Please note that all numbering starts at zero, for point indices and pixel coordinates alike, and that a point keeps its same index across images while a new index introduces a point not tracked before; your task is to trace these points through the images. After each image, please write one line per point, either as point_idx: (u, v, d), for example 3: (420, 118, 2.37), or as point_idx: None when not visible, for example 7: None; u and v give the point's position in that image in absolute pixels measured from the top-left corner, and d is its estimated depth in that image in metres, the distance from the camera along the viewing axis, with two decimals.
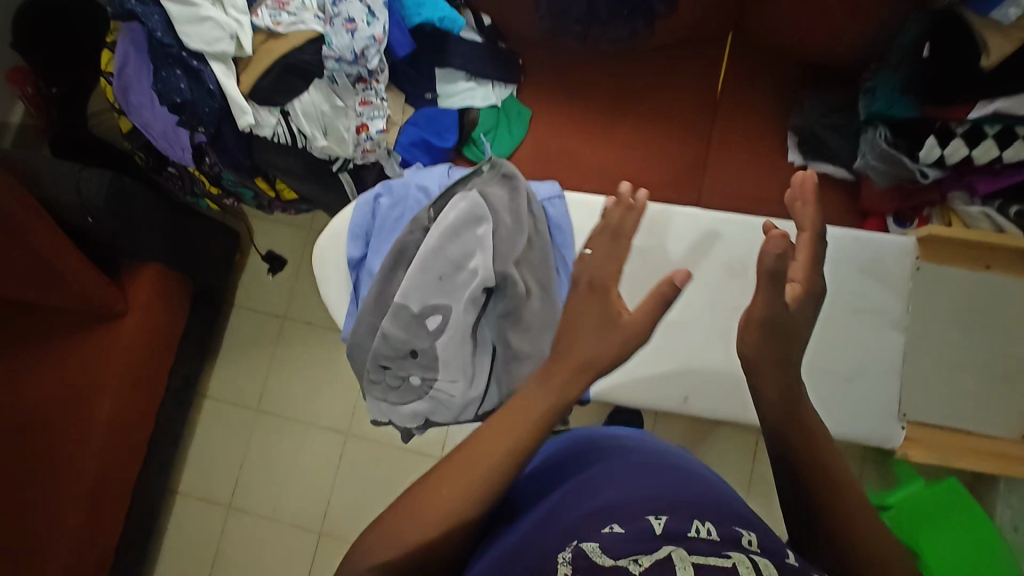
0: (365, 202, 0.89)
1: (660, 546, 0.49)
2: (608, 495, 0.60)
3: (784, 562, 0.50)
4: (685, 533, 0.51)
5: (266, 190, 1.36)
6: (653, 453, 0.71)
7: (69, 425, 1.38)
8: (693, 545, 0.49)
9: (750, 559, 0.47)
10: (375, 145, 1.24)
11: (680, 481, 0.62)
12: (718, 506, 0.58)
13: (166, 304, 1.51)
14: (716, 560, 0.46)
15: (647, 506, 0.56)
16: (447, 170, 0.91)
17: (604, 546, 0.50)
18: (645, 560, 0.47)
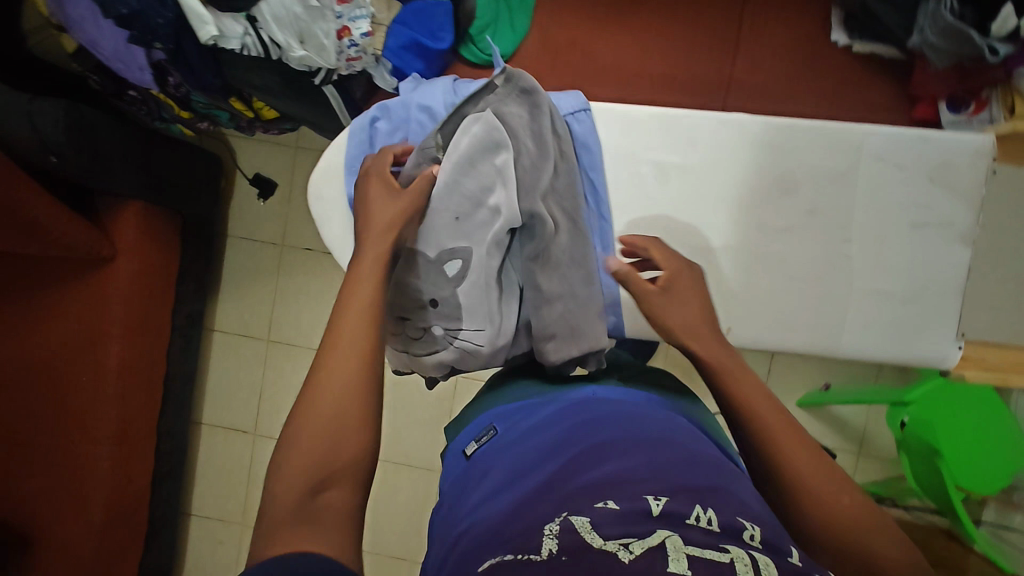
0: (362, 128, 0.77)
1: (655, 530, 0.52)
2: (604, 465, 0.63)
3: (781, 554, 0.53)
4: (685, 520, 0.54)
5: (243, 111, 1.22)
6: (651, 419, 0.73)
7: (80, 373, 1.34)
8: (689, 534, 0.52)
9: (747, 554, 0.50)
10: (360, 52, 1.08)
11: (678, 452, 0.65)
12: (717, 484, 0.60)
13: (156, 243, 1.42)
14: (710, 553, 0.49)
15: (645, 485, 0.59)
16: (452, 85, 0.77)
17: (596, 523, 0.53)
18: (636, 546, 0.50)
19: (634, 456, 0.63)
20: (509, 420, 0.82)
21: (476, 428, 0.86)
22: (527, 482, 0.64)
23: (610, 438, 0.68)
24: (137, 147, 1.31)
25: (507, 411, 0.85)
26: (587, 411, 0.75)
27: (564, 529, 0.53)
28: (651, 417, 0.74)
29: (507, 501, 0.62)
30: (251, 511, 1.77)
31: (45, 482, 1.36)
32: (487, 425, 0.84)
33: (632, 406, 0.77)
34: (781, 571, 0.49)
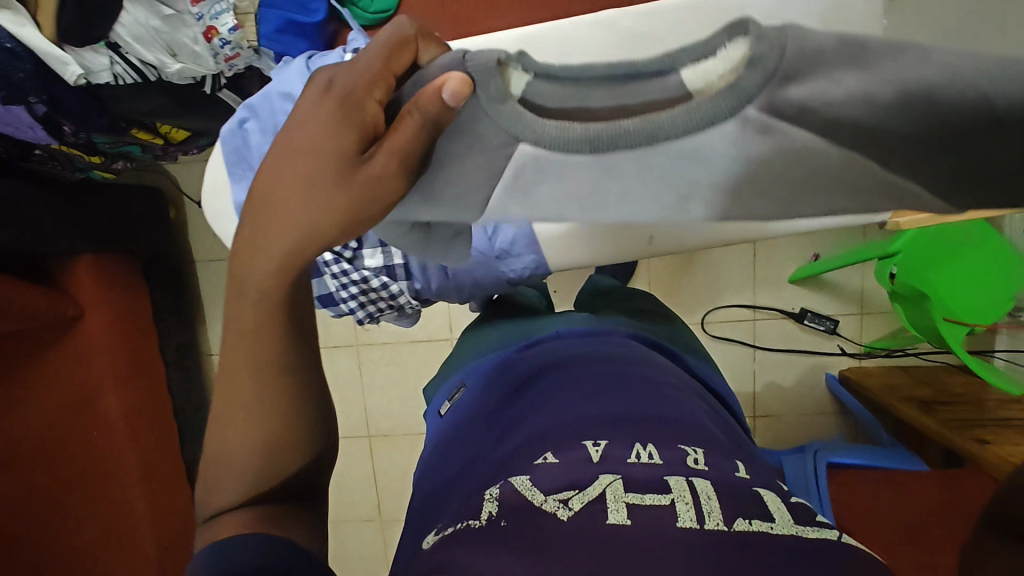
0: (230, 133, 0.74)
1: (595, 477, 0.52)
2: (550, 416, 0.63)
3: (722, 476, 0.53)
4: (626, 459, 0.54)
5: (150, 139, 1.19)
6: (600, 360, 0.74)
7: (88, 429, 1.40)
8: (630, 475, 0.52)
9: (688, 487, 0.50)
10: (236, 49, 1.02)
11: (620, 391, 0.65)
12: (659, 415, 0.61)
13: (118, 286, 1.43)
14: (651, 500, 0.50)
15: (585, 430, 0.59)
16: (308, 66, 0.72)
17: (534, 476, 0.53)
18: (575, 503, 0.50)
19: (578, 404, 0.64)
20: (473, 379, 0.85)
21: (450, 387, 0.90)
22: (482, 446, 0.66)
23: (560, 389, 0.68)
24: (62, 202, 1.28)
25: (473, 367, 0.88)
26: (546, 365, 0.76)
27: (504, 495, 0.52)
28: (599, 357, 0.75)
29: (463, 468, 0.65)
30: None
31: (92, 534, 1.44)
32: (457, 385, 0.88)
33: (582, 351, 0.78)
34: (723, 496, 0.50)
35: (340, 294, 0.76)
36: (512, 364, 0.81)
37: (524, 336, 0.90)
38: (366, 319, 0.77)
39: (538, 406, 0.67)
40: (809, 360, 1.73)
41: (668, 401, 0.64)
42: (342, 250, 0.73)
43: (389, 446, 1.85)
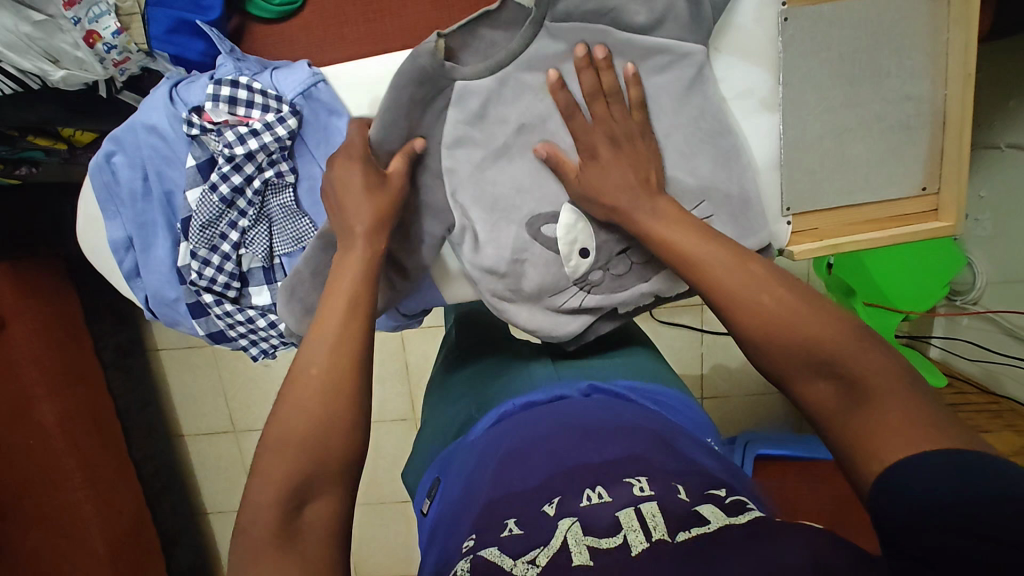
0: (96, 171, 0.68)
1: (556, 529, 0.45)
2: (506, 479, 0.55)
3: (673, 500, 0.45)
4: (579, 506, 0.47)
5: (55, 143, 1.13)
6: (558, 413, 0.65)
7: (28, 439, 1.38)
8: (586, 519, 0.45)
9: (635, 516, 0.44)
10: (124, 53, 0.95)
11: (580, 438, 0.58)
12: (613, 455, 0.53)
13: (45, 294, 1.37)
14: (609, 542, 0.42)
15: (543, 491, 0.51)
16: (171, 93, 0.67)
17: (502, 545, 0.45)
18: (541, 558, 0.42)
19: (529, 460, 0.56)
20: (451, 462, 0.70)
21: (426, 483, 0.73)
22: (450, 528, 0.56)
23: (527, 441, 0.60)
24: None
25: (449, 450, 0.73)
26: (507, 427, 0.66)
27: (471, 565, 0.43)
28: (561, 409, 0.66)
29: (432, 561, 0.54)
30: None
31: (43, 537, 1.44)
32: (433, 478, 0.72)
33: (544, 407, 0.68)
34: (668, 513, 0.44)
35: (231, 333, 0.73)
36: (478, 436, 0.70)
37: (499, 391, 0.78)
38: (259, 354, 0.75)
39: (496, 464, 0.58)
40: None
41: (627, 439, 0.56)
42: (222, 290, 0.70)
43: None
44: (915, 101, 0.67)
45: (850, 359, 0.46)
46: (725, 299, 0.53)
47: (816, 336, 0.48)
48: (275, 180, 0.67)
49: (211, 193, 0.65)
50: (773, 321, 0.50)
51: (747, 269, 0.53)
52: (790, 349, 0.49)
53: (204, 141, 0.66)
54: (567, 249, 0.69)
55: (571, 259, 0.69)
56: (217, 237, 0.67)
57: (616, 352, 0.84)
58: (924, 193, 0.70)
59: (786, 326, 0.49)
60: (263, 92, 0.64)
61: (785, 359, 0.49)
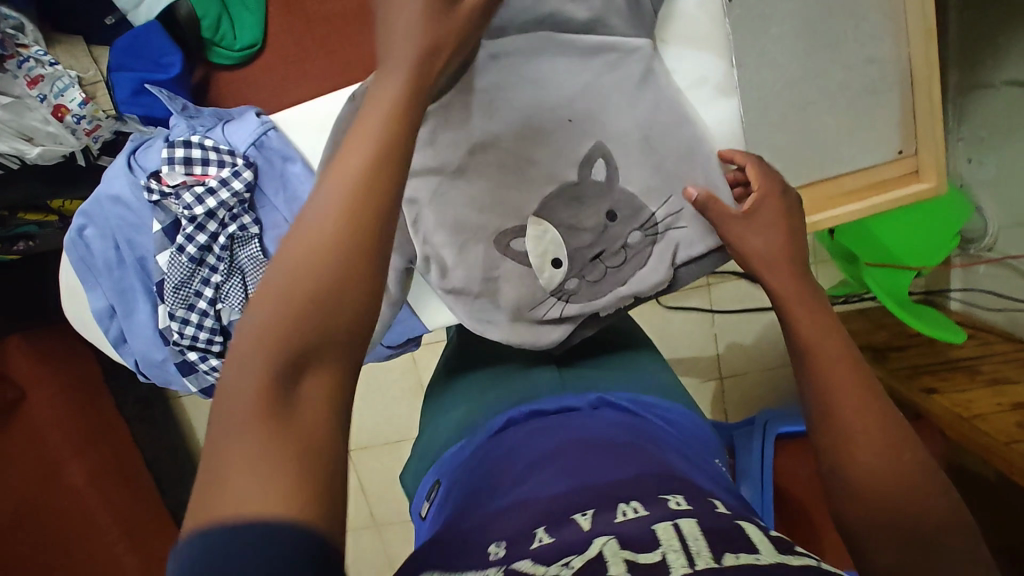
0: (70, 248, 0.69)
1: (591, 541, 0.40)
2: (527, 488, 0.51)
3: (719, 523, 0.40)
4: (613, 520, 0.42)
5: (45, 216, 1.16)
6: (575, 428, 0.61)
7: (62, 502, 1.42)
8: (623, 534, 0.40)
9: (676, 535, 0.38)
10: (94, 121, 0.96)
11: (606, 454, 0.53)
12: (641, 472, 0.49)
13: (60, 360, 1.40)
14: (647, 558, 0.36)
15: (574, 502, 0.46)
16: (130, 162, 0.68)
17: (534, 555, 0.40)
18: (575, 561, 0.37)
19: (553, 471, 0.52)
20: (452, 469, 0.68)
21: (426, 485, 0.73)
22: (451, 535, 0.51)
23: (550, 453, 0.56)
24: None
25: (451, 453, 0.71)
26: (519, 434, 0.63)
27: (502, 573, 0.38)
28: (579, 424, 0.62)
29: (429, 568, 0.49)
30: None
31: None
32: (435, 483, 0.70)
33: (558, 420, 0.65)
34: (711, 534, 0.38)
35: None
36: (482, 445, 0.67)
37: (504, 400, 0.76)
38: None
39: (514, 476, 0.54)
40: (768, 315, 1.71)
41: (646, 459, 0.52)
42: (206, 347, 0.71)
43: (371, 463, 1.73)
44: (879, 63, 0.64)
45: (944, 548, 0.44)
46: (839, 432, 0.50)
47: (913, 514, 0.45)
48: (240, 233, 0.67)
49: (179, 254, 0.66)
50: (881, 475, 0.47)
51: (871, 409, 0.50)
52: (867, 501, 0.47)
53: (166, 205, 0.66)
54: (535, 264, 0.68)
55: (542, 272, 0.69)
56: (192, 296, 0.68)
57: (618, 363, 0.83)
58: (903, 156, 0.67)
59: (888, 488, 0.46)
60: (216, 149, 0.65)
61: (871, 520, 0.47)
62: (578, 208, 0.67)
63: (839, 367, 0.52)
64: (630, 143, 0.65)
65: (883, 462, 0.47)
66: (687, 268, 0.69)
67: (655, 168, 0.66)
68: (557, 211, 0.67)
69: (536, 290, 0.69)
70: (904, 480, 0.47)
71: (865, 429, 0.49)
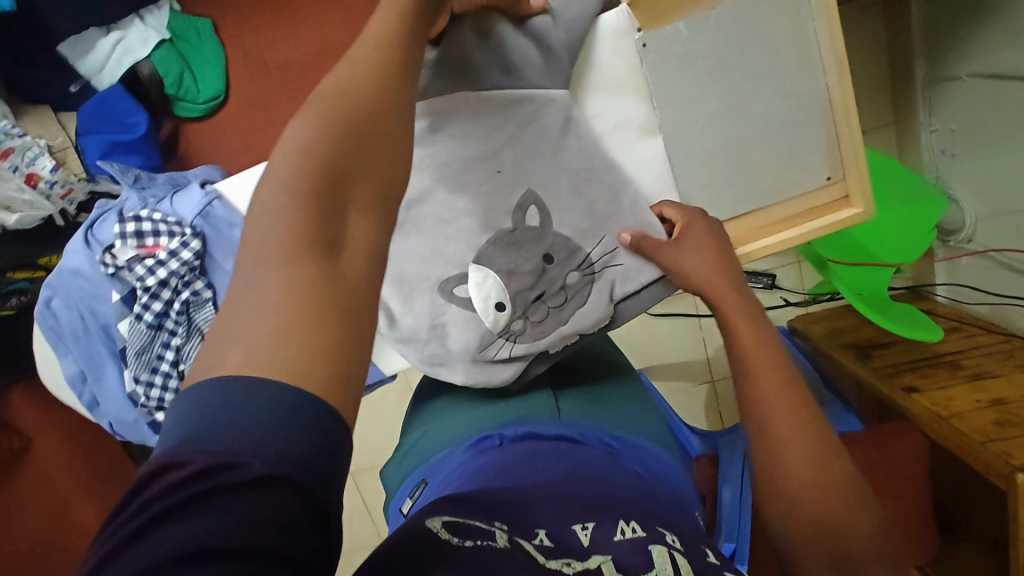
0: (40, 319, 0.73)
1: (590, 555, 0.47)
2: (520, 490, 0.55)
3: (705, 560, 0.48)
4: (611, 538, 0.48)
5: None
6: (561, 450, 0.65)
7: (77, 542, 1.48)
8: (620, 554, 0.47)
9: (669, 559, 0.45)
10: (66, 184, 1.00)
11: (596, 478, 0.59)
12: (631, 499, 0.55)
13: (64, 406, 1.45)
14: None
15: (574, 510, 0.52)
16: (87, 237, 0.71)
17: (539, 546, 0.46)
18: (577, 565, 0.45)
19: (551, 480, 0.58)
20: (438, 475, 0.71)
21: (410, 483, 0.75)
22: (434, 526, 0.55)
23: (538, 469, 0.60)
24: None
25: (442, 457, 0.74)
26: (511, 446, 0.67)
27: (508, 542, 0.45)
28: (578, 444, 0.67)
29: None
30: None
31: None
32: (419, 481, 0.73)
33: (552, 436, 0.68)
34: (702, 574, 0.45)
35: None
36: (464, 457, 0.70)
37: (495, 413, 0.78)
38: None
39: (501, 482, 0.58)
40: None
41: (636, 487, 0.59)
42: None
43: (373, 483, 1.77)
44: (798, 95, 0.65)
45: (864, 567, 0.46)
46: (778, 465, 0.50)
47: (844, 539, 0.47)
48: (194, 297, 0.70)
49: (138, 322, 0.69)
50: (823, 512, 0.48)
51: (809, 419, 0.51)
52: (800, 523, 0.49)
53: (122, 276, 0.69)
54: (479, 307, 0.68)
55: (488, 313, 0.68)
56: (155, 359, 0.71)
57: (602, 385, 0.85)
58: (832, 182, 0.68)
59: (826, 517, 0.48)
60: (165, 220, 0.68)
61: (803, 541, 0.48)
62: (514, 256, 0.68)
63: (781, 399, 0.52)
64: (559, 187, 0.68)
65: (831, 499, 0.48)
66: (626, 303, 0.71)
67: (585, 210, 0.68)
68: (495, 257, 0.67)
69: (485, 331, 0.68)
70: (846, 516, 0.48)
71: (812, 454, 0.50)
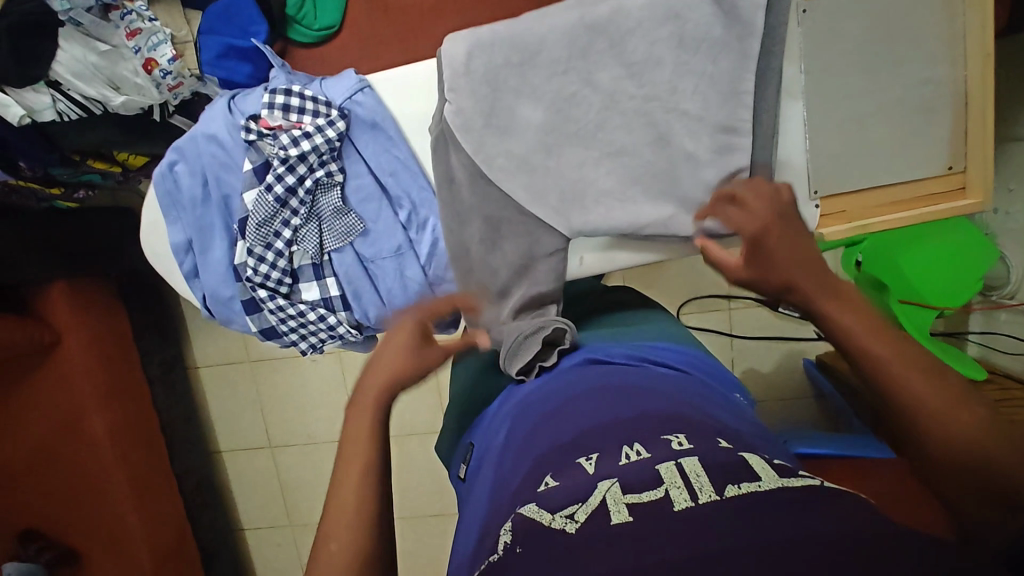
0: (161, 179, 0.73)
1: (596, 484, 0.42)
2: (539, 445, 0.52)
3: (716, 452, 0.44)
4: (618, 462, 0.45)
5: (111, 167, 1.19)
6: (583, 377, 0.61)
7: (80, 450, 1.41)
8: (626, 475, 0.43)
9: (679, 472, 0.41)
10: (178, 78, 1.01)
11: (616, 397, 0.55)
12: (644, 414, 0.51)
13: (99, 312, 1.41)
14: (650, 495, 0.40)
15: (579, 446, 0.49)
16: (230, 105, 0.73)
17: (540, 500, 0.43)
18: (580, 513, 0.40)
19: (558, 422, 0.54)
20: (484, 433, 0.65)
21: (461, 448, 0.71)
22: (481, 503, 0.53)
23: (554, 410, 0.56)
24: (52, 229, 1.27)
25: (484, 416, 0.68)
26: (541, 392, 0.61)
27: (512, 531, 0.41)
28: (606, 369, 0.62)
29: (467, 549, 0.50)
30: (295, 511, 1.71)
31: (93, 546, 1.47)
32: (468, 444, 0.68)
33: (579, 371, 0.63)
34: (712, 470, 0.41)
35: (282, 328, 0.77)
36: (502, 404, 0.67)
37: None
38: (308, 348, 0.79)
39: (522, 442, 0.55)
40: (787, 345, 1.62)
41: (656, 401, 0.54)
42: (275, 287, 0.75)
43: None
44: (935, 84, 0.69)
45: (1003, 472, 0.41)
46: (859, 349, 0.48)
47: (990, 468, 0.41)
48: (325, 179, 0.72)
49: (266, 193, 0.71)
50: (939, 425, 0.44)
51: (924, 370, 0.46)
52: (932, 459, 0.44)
53: (260, 147, 0.71)
54: (574, 208, 0.70)
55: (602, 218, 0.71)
56: (271, 235, 0.73)
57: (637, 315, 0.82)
58: (951, 172, 0.72)
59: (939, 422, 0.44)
60: (314, 99, 0.70)
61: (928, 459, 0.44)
62: (644, 163, 0.69)
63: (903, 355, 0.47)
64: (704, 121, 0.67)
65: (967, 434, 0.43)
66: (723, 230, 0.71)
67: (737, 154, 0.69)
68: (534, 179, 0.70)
69: (567, 235, 0.71)
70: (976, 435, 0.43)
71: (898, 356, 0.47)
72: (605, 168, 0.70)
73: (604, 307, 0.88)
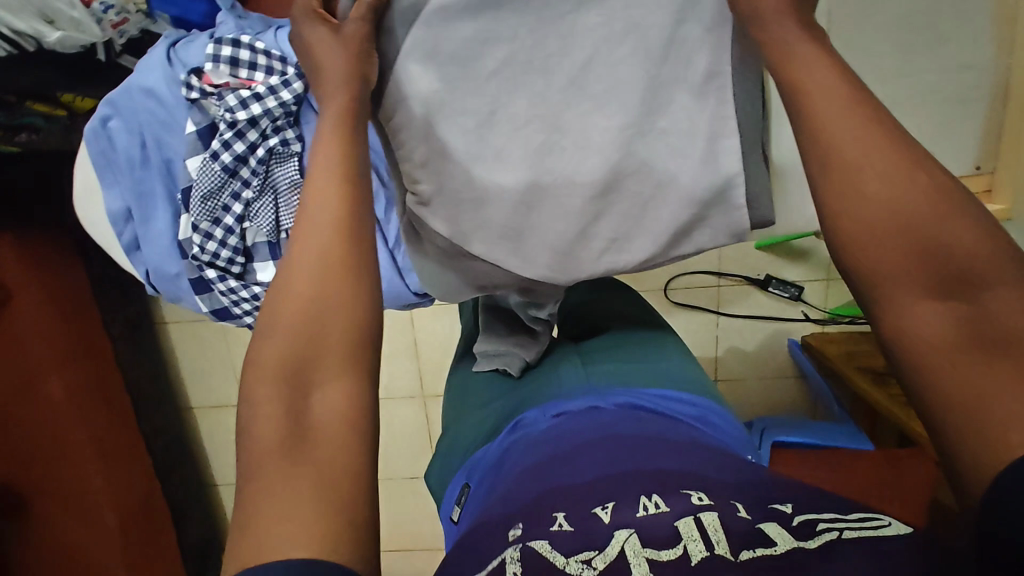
0: (90, 136, 0.63)
1: (613, 534, 0.40)
2: (546, 482, 0.48)
3: (736, 512, 0.41)
4: (636, 513, 0.42)
5: (53, 108, 1.06)
6: (598, 420, 0.56)
7: (37, 411, 1.34)
8: (644, 528, 0.40)
9: (696, 525, 0.39)
10: (122, 14, 0.89)
11: (632, 444, 0.51)
12: (657, 464, 0.48)
13: (51, 267, 1.31)
14: (669, 554, 0.38)
15: (591, 490, 0.45)
16: (169, 53, 0.62)
17: (552, 536, 0.40)
18: (598, 561, 0.38)
19: (570, 465, 0.49)
20: (483, 471, 0.60)
21: (455, 488, 0.65)
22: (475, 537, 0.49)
23: (570, 451, 0.52)
24: None
25: (484, 451, 0.63)
26: (549, 433, 0.57)
27: (519, 556, 0.39)
28: (621, 416, 0.57)
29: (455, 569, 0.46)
30: None
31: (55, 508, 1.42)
32: (464, 485, 0.62)
33: (590, 415, 0.58)
34: (734, 530, 0.39)
35: (234, 309, 0.71)
36: (505, 442, 0.61)
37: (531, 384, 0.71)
38: None
39: (530, 473, 0.51)
40: (774, 325, 1.57)
41: (673, 452, 0.50)
42: (226, 266, 0.68)
43: None
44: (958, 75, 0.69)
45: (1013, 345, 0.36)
46: (863, 236, 0.40)
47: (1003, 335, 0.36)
48: (280, 148, 0.64)
49: (212, 161, 0.62)
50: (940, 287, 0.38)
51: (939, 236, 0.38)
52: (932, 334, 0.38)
53: (204, 106, 0.62)
54: (557, 175, 0.60)
55: (574, 218, 0.61)
56: (219, 209, 0.65)
57: (648, 344, 0.76)
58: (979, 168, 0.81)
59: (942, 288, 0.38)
60: (266, 53, 0.60)
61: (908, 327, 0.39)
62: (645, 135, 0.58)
63: (897, 219, 0.39)
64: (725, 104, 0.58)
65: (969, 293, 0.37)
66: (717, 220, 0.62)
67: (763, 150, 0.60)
68: (512, 137, 0.59)
69: (551, 212, 0.61)
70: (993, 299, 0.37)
71: (900, 229, 0.39)
72: (588, 151, 0.59)
73: (597, 307, 0.84)
